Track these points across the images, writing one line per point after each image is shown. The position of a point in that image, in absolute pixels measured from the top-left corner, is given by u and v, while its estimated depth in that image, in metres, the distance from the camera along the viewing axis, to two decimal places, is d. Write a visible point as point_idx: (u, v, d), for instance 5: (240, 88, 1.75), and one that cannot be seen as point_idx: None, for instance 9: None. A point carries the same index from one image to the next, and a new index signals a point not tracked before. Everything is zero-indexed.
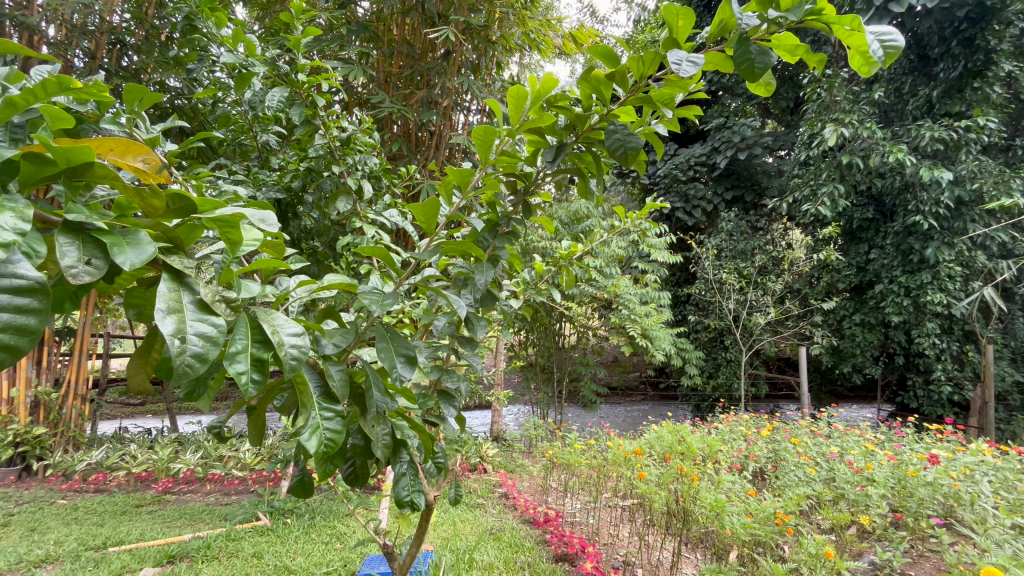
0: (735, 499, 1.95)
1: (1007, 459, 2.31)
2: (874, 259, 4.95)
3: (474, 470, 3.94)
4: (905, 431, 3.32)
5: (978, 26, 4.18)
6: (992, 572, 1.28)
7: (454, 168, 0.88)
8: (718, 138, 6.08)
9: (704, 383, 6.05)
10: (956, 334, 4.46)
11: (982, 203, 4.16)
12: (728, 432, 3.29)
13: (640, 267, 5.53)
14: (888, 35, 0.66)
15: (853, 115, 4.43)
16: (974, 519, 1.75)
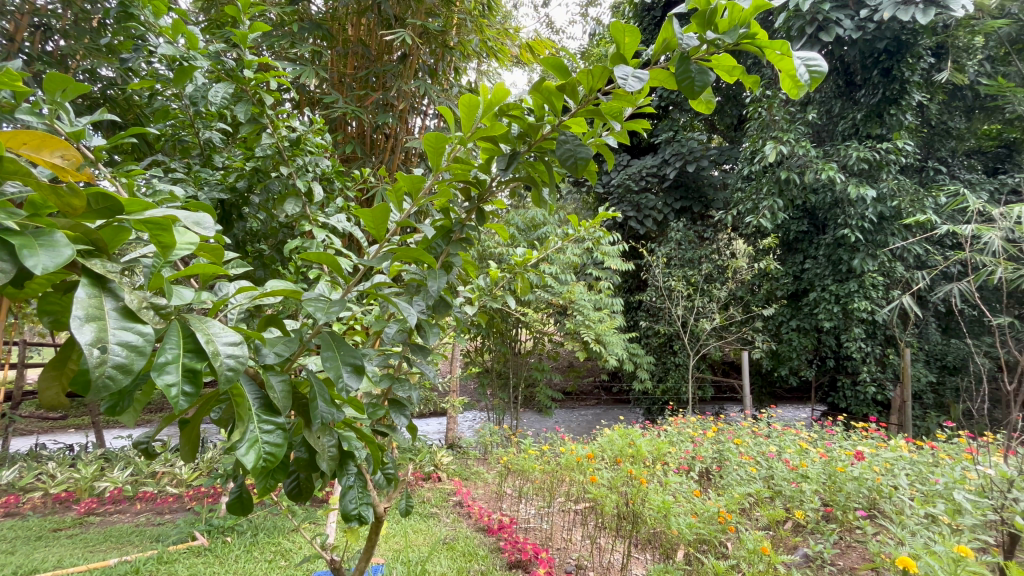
0: (681, 499, 2.02)
1: (921, 453, 2.54)
2: (808, 268, 5.30)
3: (428, 479, 3.88)
4: (835, 429, 3.56)
5: (895, 58, 4.60)
6: (904, 561, 1.39)
7: (404, 174, 0.87)
8: (668, 151, 6.35)
9: (655, 387, 6.25)
10: (879, 339, 4.84)
11: (900, 218, 4.56)
12: (676, 435, 3.41)
13: (594, 274, 5.65)
14: (813, 60, 0.70)
15: (790, 134, 4.76)
16: (893, 510, 1.90)
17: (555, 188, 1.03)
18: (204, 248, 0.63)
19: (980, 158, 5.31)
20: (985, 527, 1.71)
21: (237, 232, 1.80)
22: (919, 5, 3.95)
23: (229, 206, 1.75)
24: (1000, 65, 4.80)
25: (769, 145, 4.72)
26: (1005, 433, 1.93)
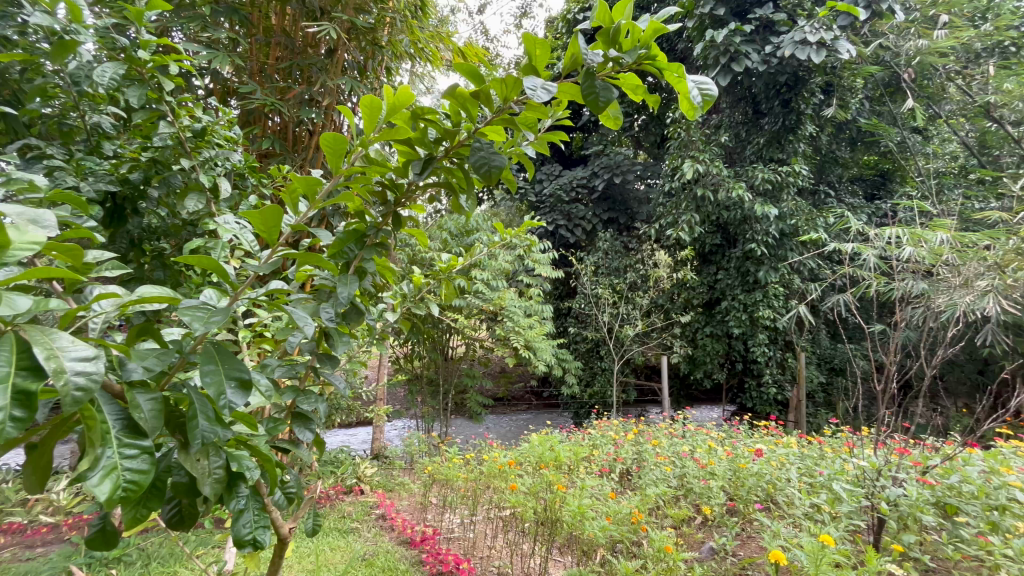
0: (597, 502, 2.08)
1: (810, 448, 2.81)
2: (720, 279, 5.72)
3: (349, 492, 3.70)
4: (741, 428, 3.86)
5: (794, 92, 5.12)
6: (778, 556, 1.51)
7: (298, 175, 0.82)
8: (597, 164, 6.61)
9: (582, 391, 6.42)
10: (779, 344, 5.33)
11: (796, 235, 5.07)
12: (599, 437, 3.53)
13: (525, 280, 5.73)
14: (705, 84, 0.75)
15: (705, 155, 5.19)
16: (785, 501, 2.08)
17: (472, 196, 1.02)
18: (57, 248, 0.55)
19: (861, 185, 6.04)
20: (857, 512, 1.92)
21: (131, 231, 1.53)
22: (813, 46, 4.42)
23: (121, 199, 1.48)
24: (876, 105, 5.50)
25: (687, 163, 5.09)
26: (876, 428, 2.18)
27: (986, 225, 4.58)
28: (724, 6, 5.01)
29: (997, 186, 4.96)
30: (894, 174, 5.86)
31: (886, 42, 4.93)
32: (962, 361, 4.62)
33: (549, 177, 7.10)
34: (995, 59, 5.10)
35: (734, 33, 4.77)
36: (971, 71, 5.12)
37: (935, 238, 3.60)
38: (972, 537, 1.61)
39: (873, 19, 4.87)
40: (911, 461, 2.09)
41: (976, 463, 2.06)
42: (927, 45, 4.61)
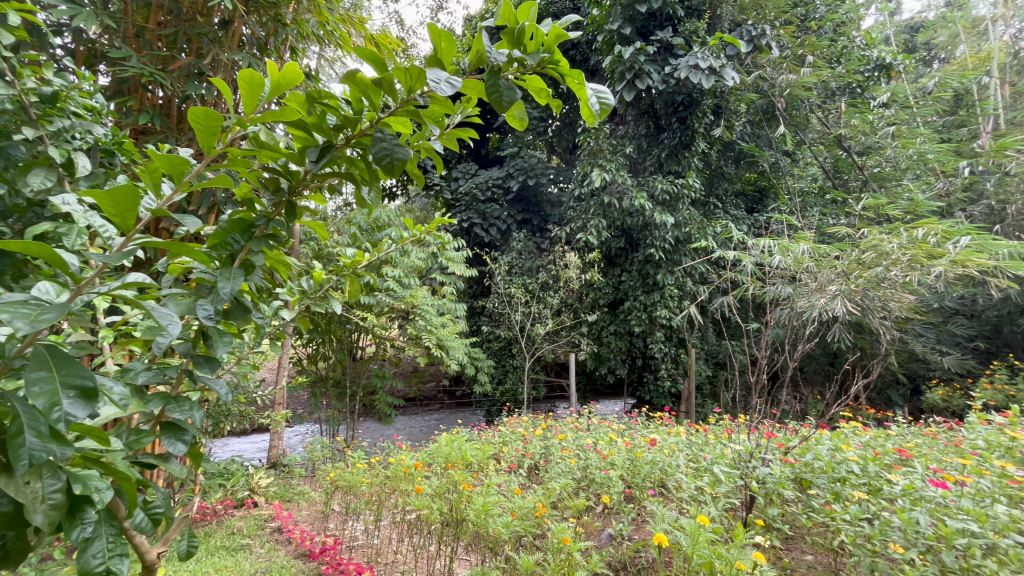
0: (503, 499, 2.10)
1: (696, 435, 3.10)
2: (624, 281, 6.10)
3: (240, 506, 3.38)
4: (639, 419, 4.13)
5: (689, 111, 5.59)
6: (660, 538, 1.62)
7: (160, 153, 0.73)
8: (512, 166, 6.72)
9: (494, 389, 6.47)
10: (674, 341, 5.80)
11: (690, 242, 5.55)
12: (510, 434, 3.58)
13: (438, 278, 5.65)
14: (603, 93, 0.79)
15: (612, 164, 5.51)
16: (674, 485, 2.25)
17: (376, 187, 0.99)
18: None
19: (743, 199, 6.65)
20: (733, 491, 2.13)
21: None
22: (705, 71, 4.89)
23: None
24: (756, 129, 6.19)
25: (595, 171, 5.36)
26: (750, 416, 2.45)
27: (837, 238, 5.37)
28: (631, 25, 5.34)
29: (845, 206, 5.84)
30: (769, 192, 6.50)
31: (765, 74, 5.57)
32: (818, 354, 5.37)
33: (465, 175, 7.07)
34: (845, 97, 6.01)
35: (639, 52, 5.12)
36: (829, 106, 5.97)
37: (799, 248, 4.15)
38: (820, 506, 1.86)
39: (754, 52, 5.49)
40: (777, 444, 2.38)
41: (825, 441, 2.40)
42: (795, 80, 5.36)
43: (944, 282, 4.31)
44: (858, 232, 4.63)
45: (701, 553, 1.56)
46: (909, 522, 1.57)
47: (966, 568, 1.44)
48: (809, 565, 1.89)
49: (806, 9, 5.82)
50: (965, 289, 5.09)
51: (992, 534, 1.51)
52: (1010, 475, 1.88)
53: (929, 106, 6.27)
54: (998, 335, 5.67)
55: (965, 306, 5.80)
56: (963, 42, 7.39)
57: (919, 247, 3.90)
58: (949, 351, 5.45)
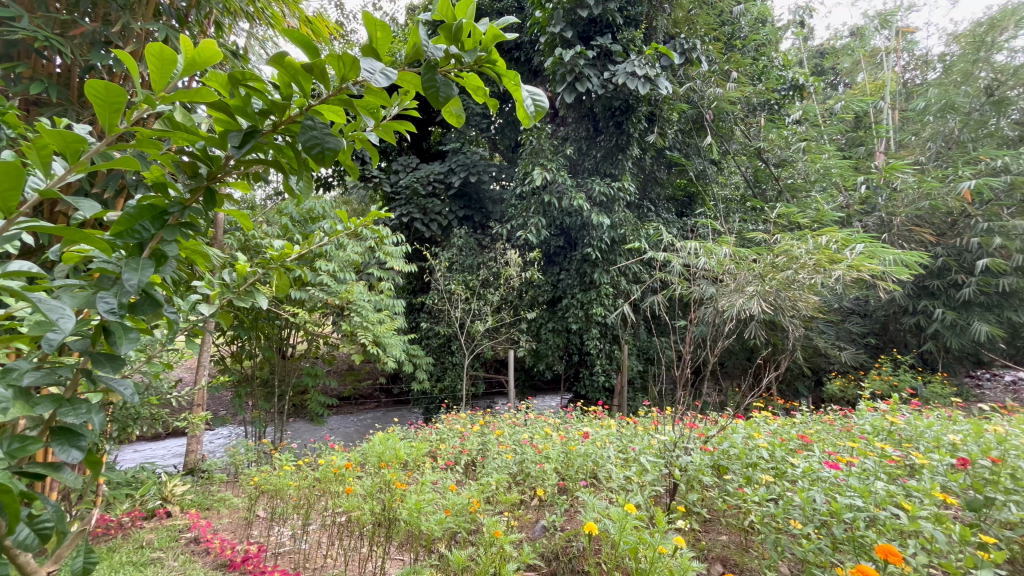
0: (438, 496, 2.07)
1: (626, 428, 3.24)
2: (562, 279, 6.24)
3: (151, 517, 3.10)
4: (575, 414, 4.25)
5: (625, 117, 5.81)
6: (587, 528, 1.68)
7: (50, 129, 0.65)
8: (454, 161, 6.66)
9: (432, 386, 6.39)
10: (608, 338, 6.02)
11: (624, 243, 5.78)
12: (447, 431, 3.56)
13: (376, 273, 5.49)
14: (538, 95, 0.81)
15: (552, 164, 5.62)
16: (605, 475, 2.34)
17: (305, 177, 0.95)
18: None
19: (673, 203, 6.89)
20: (659, 479, 2.26)
21: None
22: (640, 79, 5.12)
23: None
24: (686, 138, 6.49)
25: (536, 170, 5.43)
26: (675, 408, 2.61)
27: (756, 243, 5.81)
28: (572, 29, 5.46)
29: (763, 213, 6.33)
30: (697, 198, 6.84)
31: (695, 86, 5.91)
32: (736, 349, 5.80)
33: (405, 169, 6.92)
34: (764, 113, 6.51)
35: (579, 56, 5.25)
36: (750, 120, 6.47)
37: (721, 251, 4.46)
38: (734, 489, 2.01)
39: (686, 65, 5.82)
40: (697, 434, 2.55)
41: (740, 430, 2.59)
42: (721, 93, 5.84)
43: (843, 284, 4.80)
44: (772, 238, 5.04)
45: (630, 540, 1.62)
46: (808, 501, 1.74)
47: (852, 538, 1.62)
48: (723, 544, 2.04)
49: (733, 27, 6.22)
50: (859, 291, 5.70)
51: (873, 506, 1.70)
52: (889, 455, 2.13)
53: (833, 125, 6.96)
54: (885, 332, 6.41)
55: (858, 307, 6.50)
56: (863, 70, 8.28)
57: (822, 253, 4.33)
58: (846, 346, 6.09)
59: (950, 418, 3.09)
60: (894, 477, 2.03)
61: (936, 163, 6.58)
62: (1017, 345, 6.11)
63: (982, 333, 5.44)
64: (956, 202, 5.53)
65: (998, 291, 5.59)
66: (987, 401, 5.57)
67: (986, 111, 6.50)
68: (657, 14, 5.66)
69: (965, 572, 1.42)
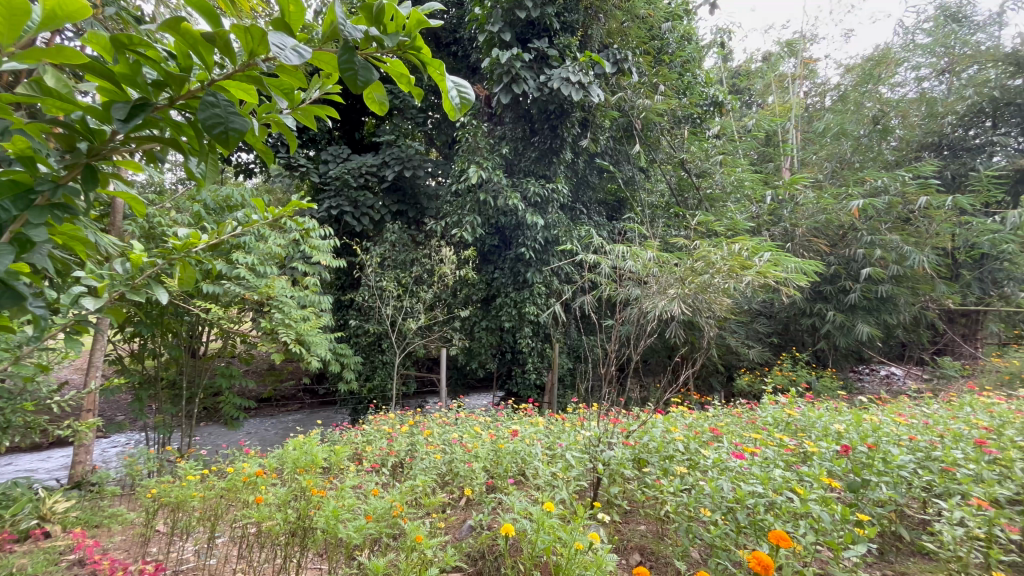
0: (359, 503, 1.98)
1: (554, 424, 3.31)
2: (496, 278, 6.25)
3: (24, 539, 2.71)
4: (506, 412, 4.28)
5: (560, 121, 5.94)
6: (508, 529, 1.67)
7: None
8: (387, 153, 6.44)
9: (360, 386, 6.14)
10: (541, 336, 6.12)
11: (557, 244, 5.91)
12: (374, 432, 3.44)
13: (300, 268, 5.18)
14: (464, 88, 0.79)
15: (488, 163, 5.61)
16: (533, 471, 2.37)
17: (207, 160, 0.87)
18: None
19: (604, 207, 7.13)
20: (584, 474, 2.32)
21: None
22: (575, 86, 5.25)
23: None
24: (617, 145, 6.75)
25: (472, 168, 5.39)
26: (600, 404, 2.70)
27: (678, 248, 6.16)
28: (511, 30, 5.47)
29: (684, 219, 6.75)
30: (626, 203, 7.13)
31: (626, 96, 6.16)
32: (659, 347, 6.13)
33: (335, 159, 6.59)
34: (688, 126, 6.90)
35: (516, 58, 5.28)
36: (675, 132, 6.80)
37: (646, 255, 4.70)
38: (652, 481, 2.11)
39: (618, 75, 6.05)
40: (620, 428, 2.66)
41: (659, 424, 2.73)
42: (649, 105, 6.17)
43: (752, 288, 5.22)
44: (692, 244, 5.38)
45: (544, 540, 1.62)
46: (716, 489, 1.86)
47: (754, 522, 1.74)
48: (641, 534, 2.14)
49: (662, 43, 6.46)
50: (766, 296, 6.24)
51: (772, 492, 1.85)
52: (786, 444, 2.35)
53: (747, 141, 7.57)
54: (787, 332, 7.03)
55: (765, 308, 7.09)
56: (774, 92, 9.05)
57: (735, 259, 4.69)
58: (754, 345, 6.64)
59: (836, 409, 3.47)
60: (790, 465, 2.23)
61: (831, 181, 7.32)
62: (891, 344, 6.99)
63: (864, 333, 6.17)
64: (847, 217, 6.22)
65: (878, 297, 6.31)
66: (867, 393, 6.33)
67: (872, 137, 7.44)
68: (592, 23, 5.83)
69: (846, 548, 1.59)
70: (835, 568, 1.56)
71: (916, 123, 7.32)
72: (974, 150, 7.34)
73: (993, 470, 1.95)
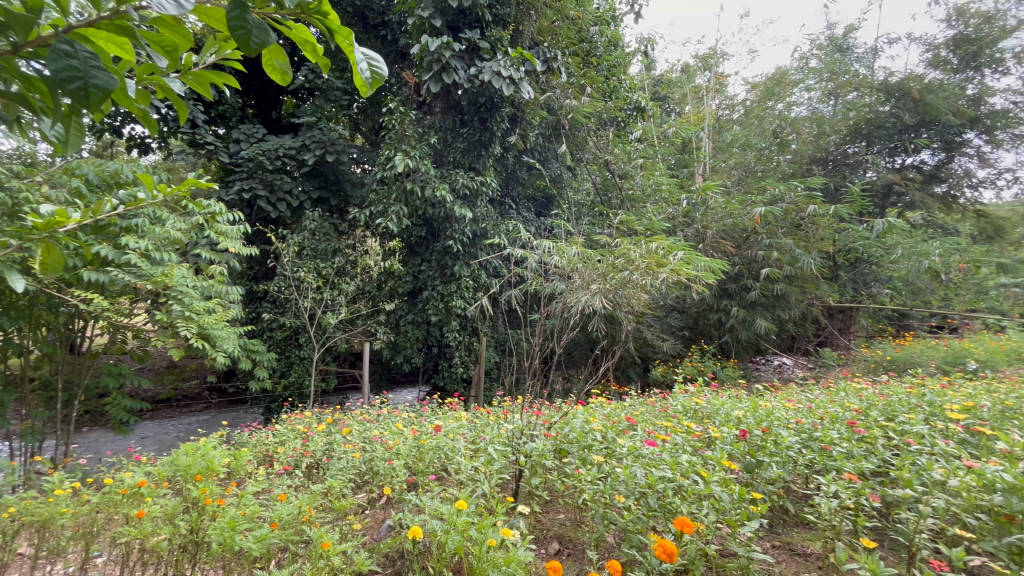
0: (261, 510, 1.84)
1: (479, 418, 3.29)
2: (423, 271, 6.11)
3: None
4: (431, 407, 4.19)
5: (489, 114, 5.89)
6: (418, 531, 1.62)
7: None
8: (308, 136, 6.03)
9: (274, 383, 5.73)
10: (468, 330, 6.07)
11: (485, 237, 5.88)
12: (287, 432, 3.23)
13: (205, 255, 4.71)
14: (375, 62, 0.79)
15: (416, 152, 5.45)
16: (455, 466, 2.34)
17: (66, 123, 0.73)
18: None
19: (532, 203, 7.21)
20: (506, 467, 2.33)
21: None
22: (505, 80, 5.22)
23: None
24: (545, 143, 6.87)
25: (399, 156, 5.20)
26: (524, 397, 2.72)
27: (601, 245, 6.39)
28: (441, 17, 5.35)
29: (608, 218, 7.02)
30: (554, 200, 7.27)
31: (555, 95, 6.27)
32: (582, 340, 6.33)
33: (248, 139, 6.06)
34: (612, 128, 7.21)
35: (446, 46, 5.16)
36: (601, 134, 7.18)
37: (571, 251, 4.84)
38: (571, 471, 2.16)
39: (547, 73, 6.12)
40: (543, 420, 2.70)
41: (579, 415, 2.82)
42: (576, 106, 6.47)
43: (668, 284, 5.52)
44: (614, 242, 5.59)
45: (456, 540, 1.60)
46: (630, 476, 1.95)
47: (663, 505, 1.83)
48: (560, 523, 2.18)
49: (590, 45, 6.53)
50: (679, 292, 6.67)
51: (680, 476, 1.97)
52: (693, 430, 2.52)
53: (665, 147, 8.00)
54: (697, 326, 7.52)
55: (678, 304, 7.57)
56: (689, 103, 9.65)
57: (652, 257, 4.95)
58: (668, 338, 7.08)
59: (736, 396, 3.77)
60: (697, 450, 2.38)
61: (737, 187, 7.85)
62: (784, 337, 7.75)
63: (762, 328, 6.78)
64: (750, 222, 6.80)
65: (774, 295, 6.96)
66: (762, 381, 6.97)
67: (772, 149, 8.18)
68: (524, 19, 5.86)
69: (742, 524, 1.72)
70: (733, 543, 1.69)
71: (808, 140, 8.19)
72: (853, 166, 8.34)
73: (862, 447, 2.21)
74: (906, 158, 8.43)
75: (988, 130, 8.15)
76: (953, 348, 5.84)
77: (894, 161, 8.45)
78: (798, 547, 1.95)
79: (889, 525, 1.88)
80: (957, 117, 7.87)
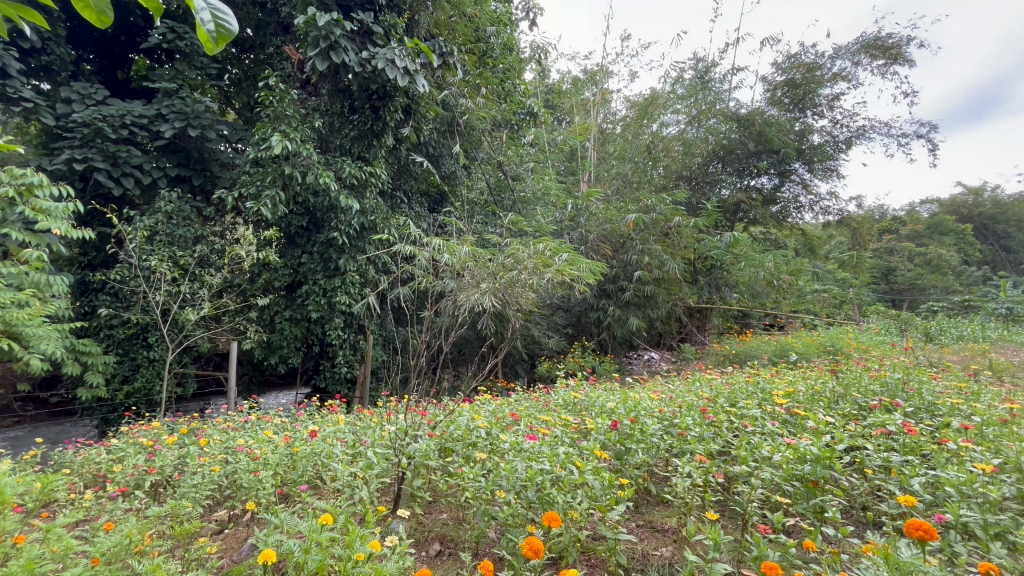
0: (77, 546, 1.54)
1: (361, 421, 3.12)
2: (304, 263, 5.63)
3: None
4: (307, 411, 3.88)
5: (382, 103, 5.61)
6: (272, 553, 1.47)
7: None
8: (166, 104, 5.15)
9: (112, 391, 4.86)
10: (353, 327, 5.75)
11: (373, 231, 5.60)
12: (125, 447, 2.76)
13: (16, 236, 3.82)
14: (224, 20, 0.73)
15: (297, 134, 5.01)
16: (331, 474, 2.19)
17: None
18: None
19: (425, 199, 7.05)
20: (387, 470, 2.24)
21: None
22: (399, 69, 5.00)
23: None
24: (439, 138, 6.78)
25: (276, 137, 4.72)
26: (409, 397, 2.64)
27: (491, 244, 6.49)
28: None
29: (499, 218, 7.16)
30: (447, 197, 7.19)
31: (450, 91, 6.21)
32: (471, 338, 6.34)
33: (83, 100, 5.05)
34: (506, 130, 7.40)
35: (336, 24, 4.81)
36: (495, 134, 7.31)
37: (461, 248, 4.81)
38: (455, 470, 2.15)
39: (443, 68, 6.03)
40: (428, 420, 2.64)
41: (465, 412, 2.81)
42: (471, 106, 6.51)
43: (553, 284, 5.75)
44: (504, 241, 5.69)
45: (319, 559, 1.47)
46: (511, 471, 1.99)
47: (541, 496, 1.90)
48: (442, 523, 2.13)
49: (487, 46, 6.50)
50: (562, 291, 7.02)
51: (557, 468, 2.06)
52: (571, 423, 2.66)
53: (554, 153, 8.37)
54: (579, 323, 7.99)
55: (563, 303, 7.95)
56: (576, 113, 10.23)
57: (539, 258, 5.14)
58: (553, 335, 7.41)
59: (611, 388, 4.04)
60: (574, 441, 2.51)
61: (616, 196, 8.50)
62: (653, 333, 8.53)
63: (634, 325, 7.41)
64: (626, 228, 7.40)
65: (645, 295, 7.64)
66: (634, 373, 7.62)
67: (645, 163, 8.99)
68: (420, 9, 5.72)
69: (610, 508, 1.84)
70: (602, 528, 1.80)
71: (676, 157, 9.22)
72: (710, 184, 9.52)
73: (710, 431, 2.52)
74: (750, 180, 9.79)
75: (810, 163, 9.78)
76: (780, 343, 6.94)
77: (742, 181, 9.74)
78: (659, 524, 2.15)
79: (730, 497, 2.15)
80: (787, 149, 9.33)
